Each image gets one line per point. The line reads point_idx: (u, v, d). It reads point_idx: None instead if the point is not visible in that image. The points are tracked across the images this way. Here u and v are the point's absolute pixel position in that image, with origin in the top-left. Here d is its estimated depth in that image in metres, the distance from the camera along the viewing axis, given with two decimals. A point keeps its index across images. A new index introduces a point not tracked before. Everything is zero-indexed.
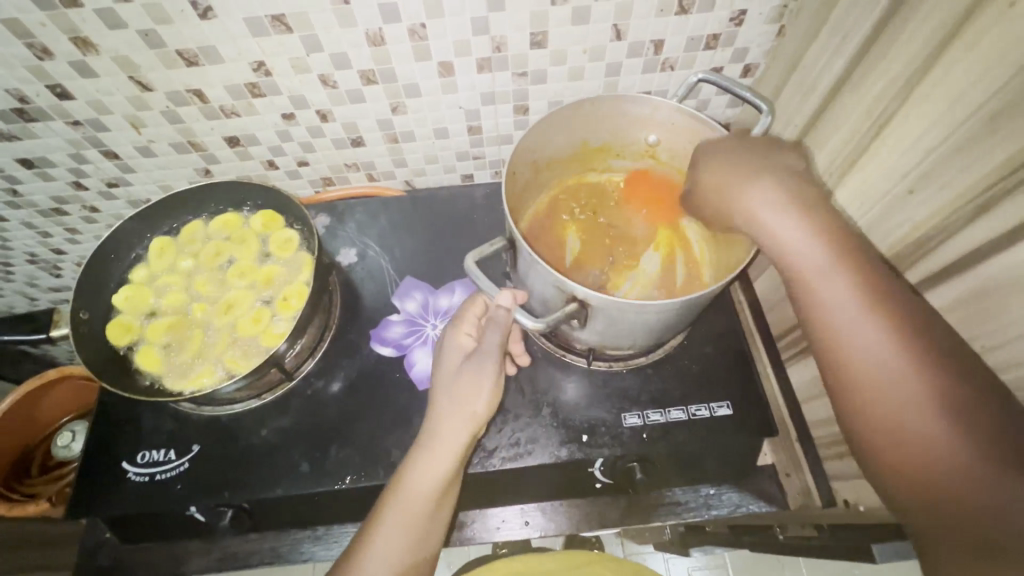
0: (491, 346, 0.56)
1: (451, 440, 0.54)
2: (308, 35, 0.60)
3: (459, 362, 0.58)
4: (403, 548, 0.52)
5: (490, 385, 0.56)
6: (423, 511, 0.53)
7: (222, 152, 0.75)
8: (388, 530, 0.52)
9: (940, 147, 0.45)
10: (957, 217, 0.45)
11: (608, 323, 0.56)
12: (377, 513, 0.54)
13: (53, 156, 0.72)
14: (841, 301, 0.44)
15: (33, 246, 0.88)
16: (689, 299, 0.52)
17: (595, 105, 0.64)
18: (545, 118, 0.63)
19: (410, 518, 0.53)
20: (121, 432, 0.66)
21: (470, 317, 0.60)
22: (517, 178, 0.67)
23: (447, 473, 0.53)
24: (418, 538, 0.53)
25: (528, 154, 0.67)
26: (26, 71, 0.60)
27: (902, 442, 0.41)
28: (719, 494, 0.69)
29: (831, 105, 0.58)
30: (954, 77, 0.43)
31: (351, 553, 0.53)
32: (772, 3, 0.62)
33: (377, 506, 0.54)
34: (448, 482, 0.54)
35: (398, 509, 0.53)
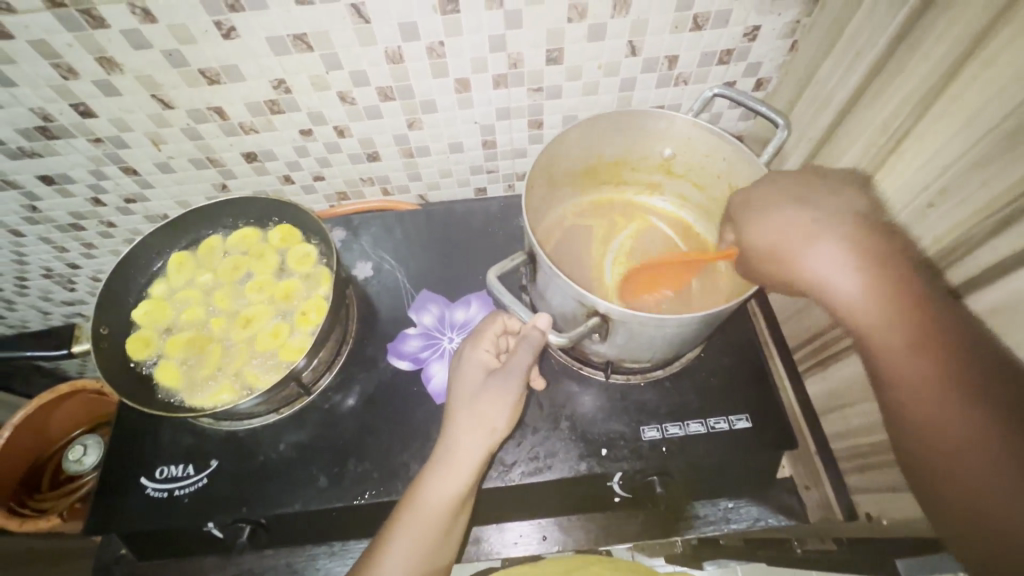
0: (518, 365, 0.56)
1: (467, 451, 0.54)
2: (328, 54, 0.61)
3: (481, 376, 0.58)
4: (413, 564, 0.52)
5: (512, 402, 0.56)
6: (437, 525, 0.53)
7: (239, 168, 0.76)
8: (402, 543, 0.52)
9: (959, 162, 0.45)
10: (978, 231, 0.45)
11: (626, 336, 0.56)
12: (389, 525, 0.54)
13: (73, 173, 0.73)
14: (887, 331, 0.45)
15: (49, 261, 0.88)
16: (708, 313, 0.52)
17: (611, 121, 0.65)
18: (563, 132, 0.64)
19: (423, 531, 0.52)
20: (139, 447, 0.66)
21: (491, 333, 0.61)
22: (532, 193, 0.67)
23: (464, 488, 0.53)
24: (430, 552, 0.53)
25: (544, 168, 0.67)
26: (50, 91, 0.61)
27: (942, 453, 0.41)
28: (737, 507, 0.68)
29: (846, 119, 0.58)
30: (973, 92, 0.43)
31: (363, 565, 0.52)
32: (786, 18, 0.62)
33: (391, 517, 0.54)
34: (464, 498, 0.54)
35: (410, 521, 0.52)
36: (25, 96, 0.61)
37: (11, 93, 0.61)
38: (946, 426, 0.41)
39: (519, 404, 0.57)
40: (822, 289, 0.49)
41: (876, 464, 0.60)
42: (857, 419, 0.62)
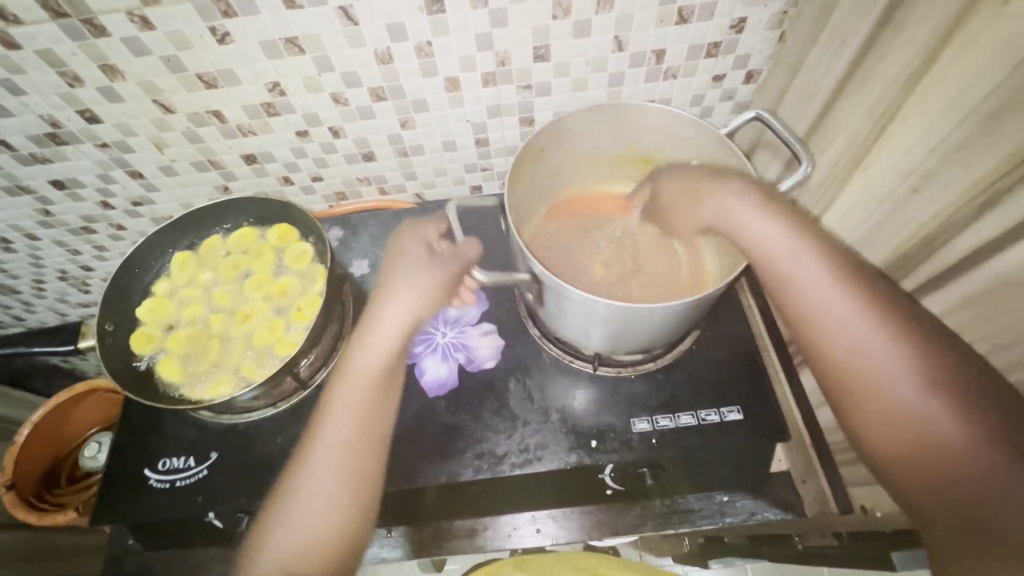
0: (462, 254, 0.62)
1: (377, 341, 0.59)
2: (320, 56, 0.63)
3: (421, 255, 0.62)
4: (353, 430, 0.56)
5: (446, 280, 0.61)
6: (368, 391, 0.57)
7: (240, 170, 0.78)
8: (338, 411, 0.56)
9: (941, 146, 0.45)
10: (961, 215, 0.45)
11: (612, 327, 0.57)
12: (325, 401, 0.58)
13: (82, 177, 0.76)
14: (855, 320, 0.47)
15: (63, 263, 0.92)
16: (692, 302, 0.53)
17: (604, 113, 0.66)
18: (559, 119, 0.65)
19: (356, 401, 0.57)
20: (143, 440, 0.68)
21: (437, 226, 0.66)
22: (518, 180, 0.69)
23: (389, 354, 0.59)
24: (365, 421, 0.56)
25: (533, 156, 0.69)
26: (58, 98, 0.64)
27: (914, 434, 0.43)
28: (733, 501, 0.66)
29: (833, 107, 0.58)
30: (953, 76, 0.43)
31: (302, 446, 0.57)
32: (772, 9, 0.62)
33: (325, 394, 0.59)
34: (392, 362, 0.59)
35: (342, 397, 0.57)
36: (34, 104, 0.64)
37: (22, 101, 0.64)
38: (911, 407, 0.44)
39: (457, 280, 0.62)
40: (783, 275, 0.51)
41: None
42: None
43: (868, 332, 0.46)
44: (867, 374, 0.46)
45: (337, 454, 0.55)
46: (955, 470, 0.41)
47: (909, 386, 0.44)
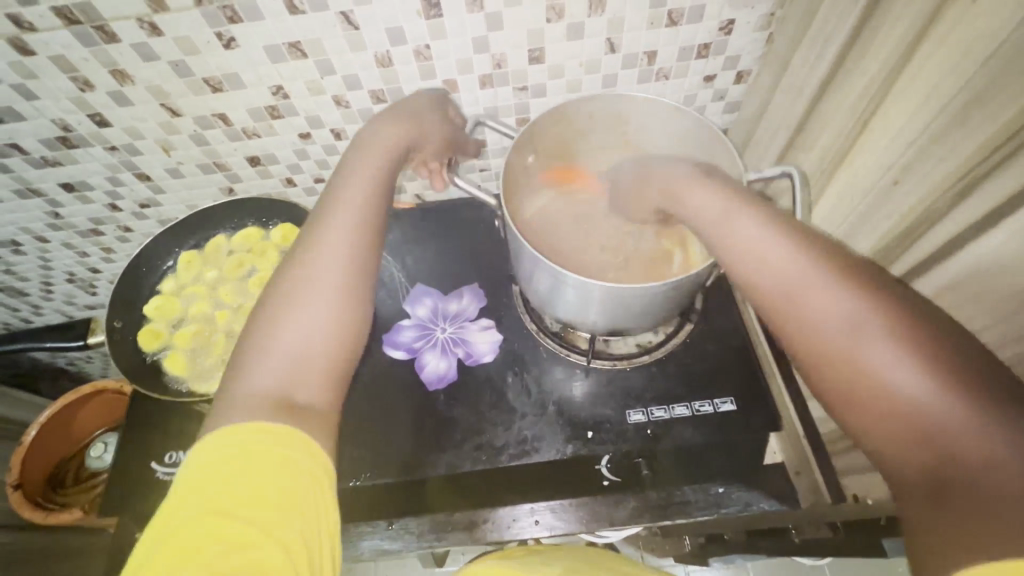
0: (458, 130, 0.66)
1: (366, 168, 0.54)
2: (322, 60, 0.65)
3: (428, 107, 0.62)
4: (354, 219, 0.51)
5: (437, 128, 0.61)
6: (368, 196, 0.53)
7: (244, 171, 0.80)
8: (338, 217, 0.50)
9: (919, 139, 0.47)
10: (939, 206, 0.46)
11: (609, 316, 0.59)
12: (309, 228, 0.51)
13: (91, 180, 0.78)
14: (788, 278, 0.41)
15: (71, 265, 0.94)
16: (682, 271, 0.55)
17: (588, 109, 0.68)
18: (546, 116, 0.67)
19: (353, 211, 0.51)
20: (150, 434, 0.70)
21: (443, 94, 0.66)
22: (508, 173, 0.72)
23: (384, 164, 0.55)
24: (367, 214, 0.52)
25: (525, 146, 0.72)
26: (69, 102, 0.66)
27: (871, 402, 0.37)
28: (729, 493, 0.62)
29: (819, 105, 0.60)
30: (928, 71, 0.45)
31: (286, 268, 0.48)
32: (760, 12, 0.64)
33: (312, 221, 0.51)
34: (382, 186, 0.54)
35: (334, 211, 0.51)
36: (46, 108, 0.66)
37: (34, 105, 0.66)
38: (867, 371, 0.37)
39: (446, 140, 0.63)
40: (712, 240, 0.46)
41: None
42: None
43: (815, 290, 0.40)
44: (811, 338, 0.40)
45: (333, 282, 0.47)
46: (926, 439, 0.34)
47: (857, 345, 0.37)
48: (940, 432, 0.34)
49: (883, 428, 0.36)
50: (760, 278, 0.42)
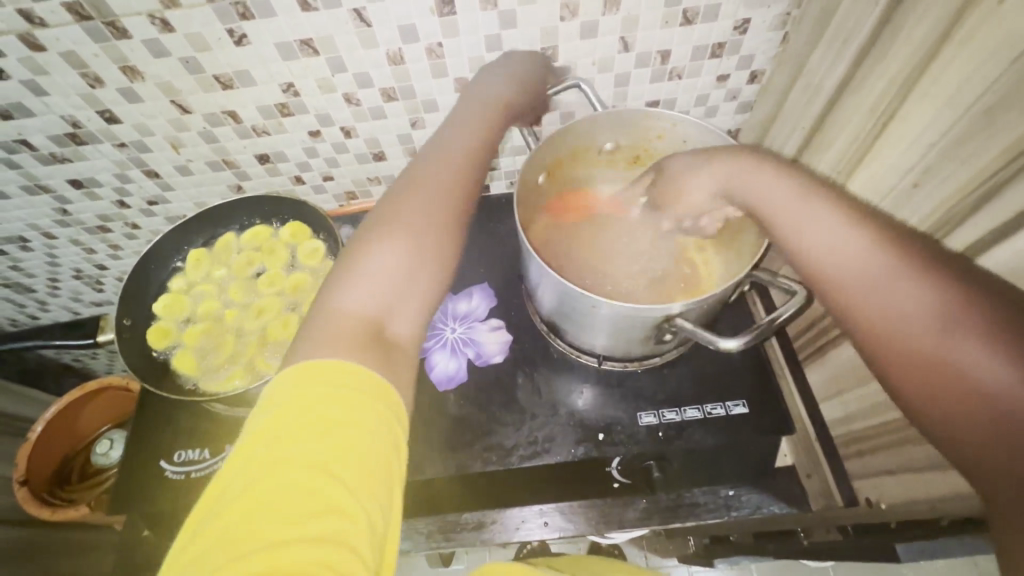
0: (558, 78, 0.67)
1: (474, 123, 0.56)
2: (334, 57, 0.64)
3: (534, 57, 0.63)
4: (450, 168, 0.52)
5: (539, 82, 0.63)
6: (470, 150, 0.54)
7: (253, 169, 0.80)
8: (432, 161, 0.52)
9: (940, 141, 0.46)
10: (961, 208, 0.46)
11: (619, 323, 0.59)
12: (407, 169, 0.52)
13: (100, 176, 0.77)
14: (858, 257, 0.43)
15: (78, 262, 0.93)
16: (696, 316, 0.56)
17: (617, 119, 0.67)
18: (580, 122, 0.67)
19: (453, 162, 0.52)
20: (158, 432, 0.70)
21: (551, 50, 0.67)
22: (527, 188, 0.71)
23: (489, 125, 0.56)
24: (468, 165, 0.53)
25: (548, 157, 0.71)
26: (79, 98, 0.66)
27: (942, 379, 0.37)
28: (737, 495, 0.67)
29: (835, 105, 0.59)
30: (952, 71, 0.44)
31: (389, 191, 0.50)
32: (776, 11, 0.64)
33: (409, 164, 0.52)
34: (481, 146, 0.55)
35: (433, 157, 0.52)
36: (56, 104, 0.66)
37: (44, 101, 0.65)
38: (937, 350, 0.37)
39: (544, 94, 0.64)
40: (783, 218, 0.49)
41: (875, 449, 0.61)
42: (855, 404, 0.63)
43: (878, 270, 0.42)
44: (883, 318, 0.40)
45: (432, 211, 0.48)
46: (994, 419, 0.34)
47: (925, 321, 0.38)
48: (1008, 407, 0.33)
49: (939, 399, 0.36)
50: (826, 264, 0.44)
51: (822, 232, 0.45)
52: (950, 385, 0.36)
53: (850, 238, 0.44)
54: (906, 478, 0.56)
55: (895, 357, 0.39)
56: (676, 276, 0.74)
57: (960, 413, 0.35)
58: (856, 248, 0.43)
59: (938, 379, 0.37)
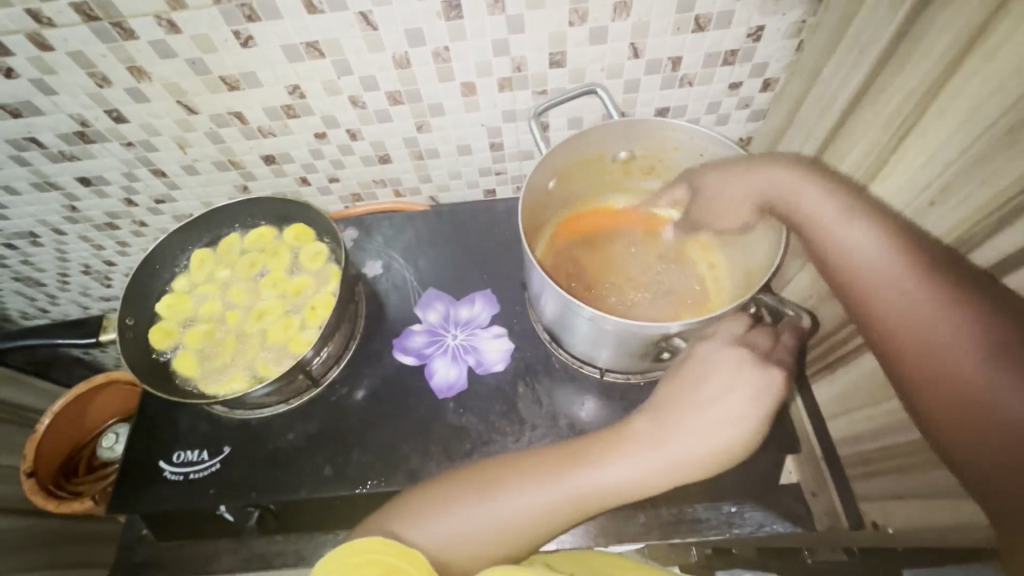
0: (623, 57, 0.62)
1: None
2: (340, 60, 0.64)
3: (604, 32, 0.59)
4: None
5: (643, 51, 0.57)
6: None
7: (259, 170, 0.80)
8: None
9: (959, 159, 0.45)
10: (980, 229, 0.44)
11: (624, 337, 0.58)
12: None
13: (108, 175, 0.78)
14: (901, 277, 0.43)
15: (87, 258, 0.94)
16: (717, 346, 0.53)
17: (637, 128, 0.66)
18: (594, 131, 0.66)
19: None
20: (160, 432, 0.70)
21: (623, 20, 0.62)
22: (536, 192, 0.71)
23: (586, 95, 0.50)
24: None
25: (561, 162, 0.69)
26: (87, 98, 0.66)
27: (976, 412, 0.37)
28: (741, 512, 0.66)
29: (850, 117, 0.57)
30: (974, 86, 0.42)
31: None
32: (791, 18, 0.62)
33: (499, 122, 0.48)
34: None
35: None
36: (64, 103, 0.66)
37: (53, 100, 0.66)
38: (973, 379, 0.37)
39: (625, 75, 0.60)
40: (827, 228, 0.49)
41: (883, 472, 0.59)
42: (864, 424, 0.61)
43: (919, 292, 0.41)
44: (918, 341, 0.41)
45: None
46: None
47: (959, 351, 0.38)
48: None
49: (957, 431, 0.38)
50: (866, 281, 0.44)
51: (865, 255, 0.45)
52: (978, 422, 0.37)
53: (894, 257, 0.44)
54: (914, 503, 0.55)
55: (926, 383, 0.40)
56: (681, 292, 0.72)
57: (990, 447, 0.36)
58: (896, 270, 0.43)
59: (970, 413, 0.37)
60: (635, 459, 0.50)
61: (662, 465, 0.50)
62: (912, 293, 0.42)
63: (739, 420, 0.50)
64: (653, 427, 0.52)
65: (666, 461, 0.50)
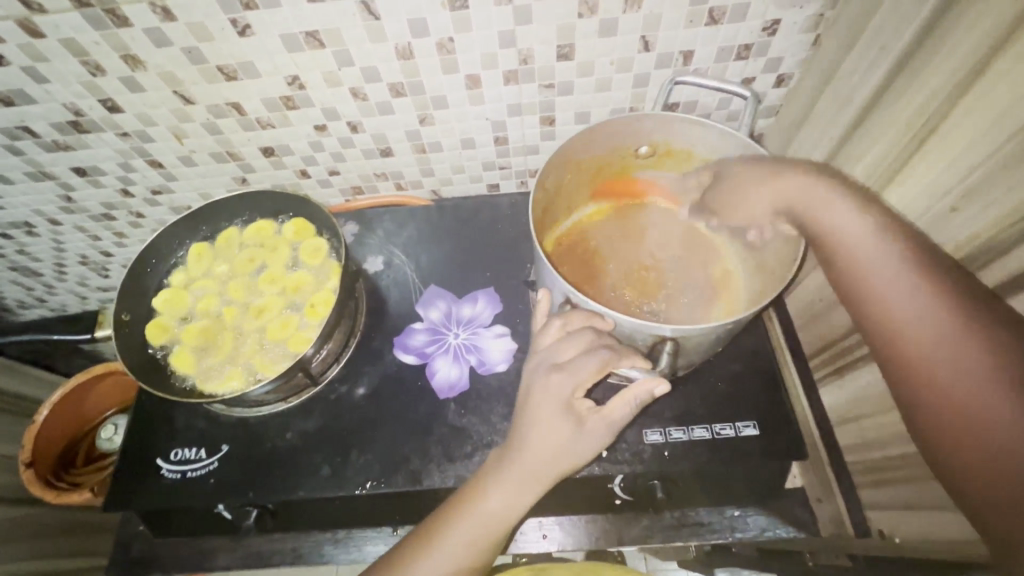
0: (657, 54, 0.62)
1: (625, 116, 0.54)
2: (340, 50, 0.62)
3: None
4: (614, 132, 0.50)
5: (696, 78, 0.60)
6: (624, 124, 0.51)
7: (258, 162, 0.78)
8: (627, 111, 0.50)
9: (985, 164, 0.43)
10: (1003, 237, 0.42)
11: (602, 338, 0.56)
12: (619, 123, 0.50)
13: (103, 165, 0.76)
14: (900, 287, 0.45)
15: (83, 248, 0.93)
16: (571, 376, 0.53)
17: (744, 144, 0.62)
18: (705, 129, 0.63)
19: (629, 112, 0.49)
20: (157, 428, 0.69)
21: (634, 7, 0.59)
22: (615, 149, 0.70)
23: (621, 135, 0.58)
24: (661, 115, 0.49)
25: (660, 134, 0.67)
26: (81, 86, 0.64)
27: (949, 414, 0.41)
28: (743, 516, 0.67)
29: (869, 116, 0.55)
30: (1005, 86, 0.40)
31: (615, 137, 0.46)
32: (809, 11, 0.60)
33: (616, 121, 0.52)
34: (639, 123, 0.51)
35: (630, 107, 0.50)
36: (57, 92, 0.64)
37: (45, 89, 0.64)
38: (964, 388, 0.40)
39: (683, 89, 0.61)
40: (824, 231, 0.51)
41: (890, 480, 0.58)
42: (872, 431, 0.60)
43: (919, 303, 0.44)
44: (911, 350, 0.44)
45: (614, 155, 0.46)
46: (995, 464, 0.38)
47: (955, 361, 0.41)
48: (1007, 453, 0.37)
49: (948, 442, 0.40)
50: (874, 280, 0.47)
51: (881, 277, 0.46)
52: (969, 431, 0.39)
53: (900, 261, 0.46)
54: (921, 514, 0.54)
55: (918, 386, 0.43)
56: (700, 295, 0.71)
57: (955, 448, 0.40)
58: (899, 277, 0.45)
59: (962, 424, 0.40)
60: (509, 483, 0.53)
61: (523, 479, 0.52)
62: (923, 311, 0.43)
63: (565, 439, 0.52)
64: (499, 455, 0.55)
65: (536, 469, 0.52)
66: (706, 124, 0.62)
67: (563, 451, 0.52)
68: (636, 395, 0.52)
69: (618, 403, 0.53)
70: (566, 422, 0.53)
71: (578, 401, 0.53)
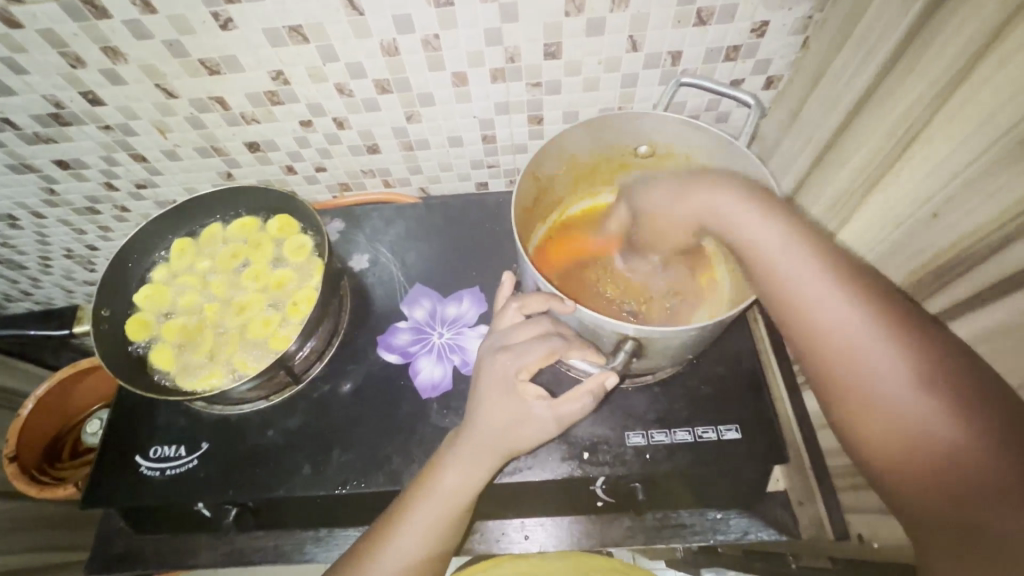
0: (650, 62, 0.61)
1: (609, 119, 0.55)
2: (324, 46, 0.61)
3: None
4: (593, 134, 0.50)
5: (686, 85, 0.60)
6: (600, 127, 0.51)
7: (243, 157, 0.77)
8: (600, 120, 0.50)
9: (965, 171, 0.43)
10: (983, 245, 0.42)
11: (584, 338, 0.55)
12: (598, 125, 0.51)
13: (85, 158, 0.75)
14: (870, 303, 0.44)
15: (68, 242, 0.92)
16: (517, 358, 0.54)
17: (736, 152, 0.62)
18: (701, 136, 0.63)
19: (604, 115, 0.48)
20: (138, 425, 0.69)
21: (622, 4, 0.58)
22: (612, 147, 0.70)
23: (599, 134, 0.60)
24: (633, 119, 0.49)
25: (655, 137, 0.67)
26: (61, 78, 0.63)
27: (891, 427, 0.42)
28: (726, 519, 0.67)
29: (854, 121, 0.55)
30: (986, 94, 0.40)
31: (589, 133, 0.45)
32: (797, 13, 0.59)
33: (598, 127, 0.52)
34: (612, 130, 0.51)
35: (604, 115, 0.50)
36: (37, 83, 0.63)
37: (25, 80, 0.63)
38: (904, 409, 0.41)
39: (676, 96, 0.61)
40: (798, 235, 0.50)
41: (869, 484, 0.58)
42: None
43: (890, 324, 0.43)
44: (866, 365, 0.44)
45: None
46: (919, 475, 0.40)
47: (903, 384, 0.42)
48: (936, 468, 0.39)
49: (883, 451, 0.43)
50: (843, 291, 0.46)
51: (850, 292, 0.45)
52: (899, 443, 0.41)
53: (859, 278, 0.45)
54: (898, 519, 0.54)
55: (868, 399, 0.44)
56: (682, 296, 0.71)
57: (891, 453, 0.42)
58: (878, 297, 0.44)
59: (894, 435, 0.42)
60: (465, 460, 0.53)
61: (477, 454, 0.53)
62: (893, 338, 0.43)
63: (520, 413, 0.52)
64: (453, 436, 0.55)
65: (490, 444, 0.52)
66: (696, 125, 0.61)
67: (516, 429, 0.52)
68: (590, 388, 0.52)
69: (571, 397, 0.52)
70: (526, 410, 0.52)
71: (524, 386, 0.53)
